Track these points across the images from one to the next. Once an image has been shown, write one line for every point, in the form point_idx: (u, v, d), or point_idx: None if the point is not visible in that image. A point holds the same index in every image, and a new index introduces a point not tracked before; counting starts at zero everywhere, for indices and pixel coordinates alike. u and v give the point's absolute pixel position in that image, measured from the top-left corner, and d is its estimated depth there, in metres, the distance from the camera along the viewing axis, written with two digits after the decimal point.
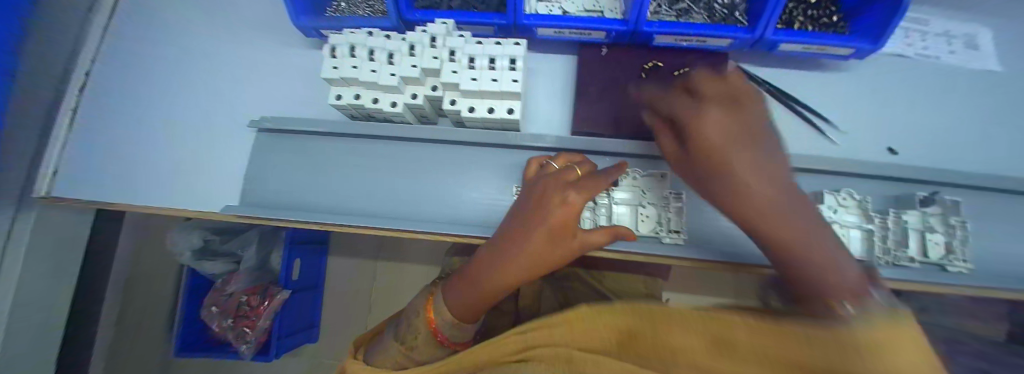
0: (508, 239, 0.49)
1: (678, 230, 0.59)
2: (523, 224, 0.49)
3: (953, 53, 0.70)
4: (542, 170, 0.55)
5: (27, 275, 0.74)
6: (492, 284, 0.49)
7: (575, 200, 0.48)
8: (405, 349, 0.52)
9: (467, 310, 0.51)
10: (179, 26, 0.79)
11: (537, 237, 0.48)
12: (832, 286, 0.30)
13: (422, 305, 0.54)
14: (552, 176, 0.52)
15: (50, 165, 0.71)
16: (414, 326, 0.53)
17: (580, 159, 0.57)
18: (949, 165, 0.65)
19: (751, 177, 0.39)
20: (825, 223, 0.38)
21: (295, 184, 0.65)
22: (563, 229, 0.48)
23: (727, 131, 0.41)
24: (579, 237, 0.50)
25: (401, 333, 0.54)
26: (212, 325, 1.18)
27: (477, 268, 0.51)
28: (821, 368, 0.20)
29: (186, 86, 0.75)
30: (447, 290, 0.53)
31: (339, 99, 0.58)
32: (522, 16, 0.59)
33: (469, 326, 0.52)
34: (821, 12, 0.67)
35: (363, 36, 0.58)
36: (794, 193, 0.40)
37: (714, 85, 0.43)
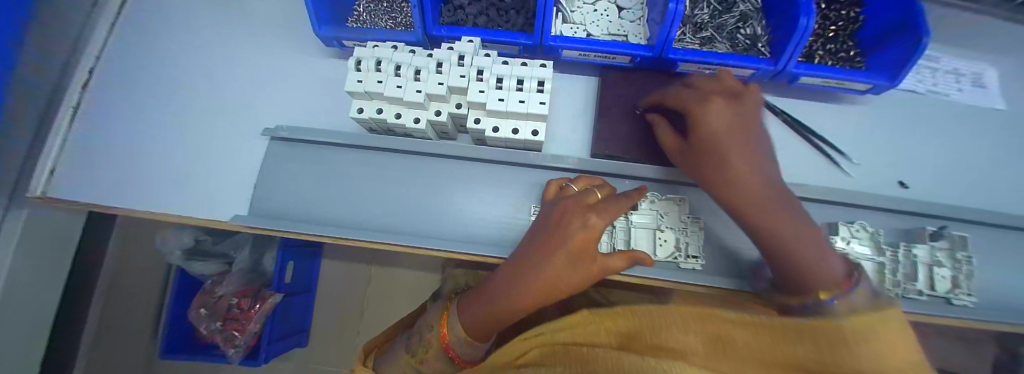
0: (523, 259, 0.45)
1: (696, 256, 0.58)
2: (538, 250, 0.43)
3: (962, 91, 0.74)
4: (561, 193, 0.50)
5: (17, 277, 0.70)
6: (504, 310, 0.45)
7: (595, 227, 0.41)
8: (415, 362, 0.50)
9: (478, 330, 0.48)
10: (188, 25, 0.78)
11: (553, 267, 0.42)
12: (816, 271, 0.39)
13: (437, 318, 0.51)
14: (572, 199, 0.46)
15: (47, 165, 0.67)
16: (426, 341, 0.50)
17: (599, 182, 0.53)
18: (955, 200, 0.67)
19: (746, 165, 0.43)
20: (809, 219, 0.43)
21: (307, 195, 0.63)
22: (581, 252, 0.42)
23: (728, 119, 0.45)
24: (600, 261, 0.43)
25: (412, 344, 0.51)
26: (201, 328, 1.14)
27: (489, 288, 0.47)
28: (809, 353, 0.28)
29: (193, 87, 0.73)
30: (461, 306, 0.50)
31: (361, 112, 0.57)
32: (549, 38, 0.59)
33: (480, 345, 0.50)
34: (840, 47, 0.69)
35: (389, 51, 0.57)
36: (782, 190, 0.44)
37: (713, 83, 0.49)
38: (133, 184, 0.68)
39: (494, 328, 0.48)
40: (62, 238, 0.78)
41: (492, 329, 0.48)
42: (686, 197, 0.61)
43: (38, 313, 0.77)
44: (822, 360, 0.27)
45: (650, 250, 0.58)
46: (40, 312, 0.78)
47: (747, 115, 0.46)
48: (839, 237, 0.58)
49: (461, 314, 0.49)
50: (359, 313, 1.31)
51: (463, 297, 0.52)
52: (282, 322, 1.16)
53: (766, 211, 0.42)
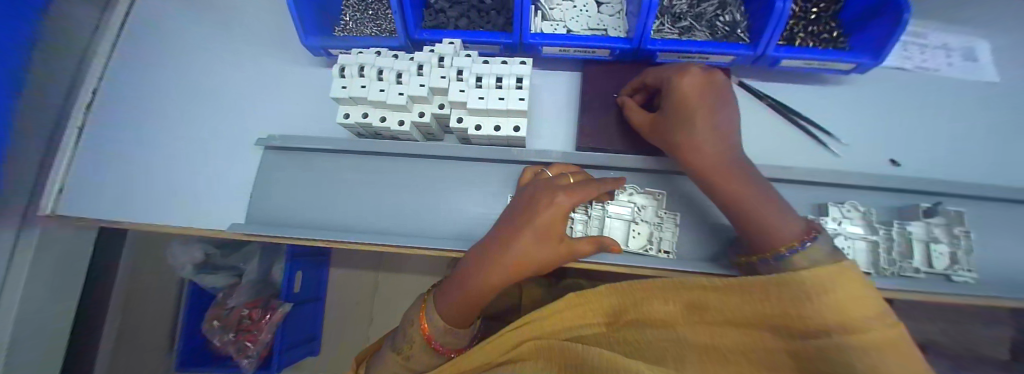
0: (497, 240, 0.49)
1: (668, 251, 0.58)
2: (510, 229, 0.48)
3: (952, 65, 0.74)
4: (536, 177, 0.55)
5: (32, 292, 0.74)
6: (482, 290, 0.49)
7: (561, 205, 0.47)
8: (402, 359, 0.52)
9: (456, 312, 0.50)
10: (186, 44, 0.81)
11: (524, 244, 0.47)
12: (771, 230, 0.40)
13: (416, 313, 0.54)
14: (546, 182, 0.52)
15: (56, 181, 0.70)
16: (408, 337, 0.52)
17: (574, 169, 0.58)
18: (951, 174, 0.66)
19: (707, 134, 0.44)
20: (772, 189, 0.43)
21: (301, 201, 0.65)
22: (552, 229, 0.47)
23: (699, 89, 0.45)
24: (567, 242, 0.50)
25: (397, 342, 0.54)
26: (213, 338, 1.16)
27: (463, 276, 0.50)
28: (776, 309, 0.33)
29: (191, 103, 0.76)
30: (439, 296, 0.53)
31: (348, 118, 0.59)
32: (528, 35, 0.60)
33: (462, 332, 0.52)
34: (822, 28, 0.69)
35: (372, 56, 0.59)
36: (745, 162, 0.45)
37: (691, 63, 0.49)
38: (138, 200, 0.71)
39: (474, 312, 0.51)
40: (74, 254, 0.82)
41: (470, 312, 0.51)
42: (665, 192, 0.60)
43: (54, 326, 0.81)
44: (784, 311, 0.33)
45: (623, 241, 0.59)
46: (55, 325, 0.81)
47: (718, 88, 0.46)
48: (829, 217, 0.58)
49: (439, 300, 0.52)
50: (364, 319, 1.33)
51: (438, 290, 0.54)
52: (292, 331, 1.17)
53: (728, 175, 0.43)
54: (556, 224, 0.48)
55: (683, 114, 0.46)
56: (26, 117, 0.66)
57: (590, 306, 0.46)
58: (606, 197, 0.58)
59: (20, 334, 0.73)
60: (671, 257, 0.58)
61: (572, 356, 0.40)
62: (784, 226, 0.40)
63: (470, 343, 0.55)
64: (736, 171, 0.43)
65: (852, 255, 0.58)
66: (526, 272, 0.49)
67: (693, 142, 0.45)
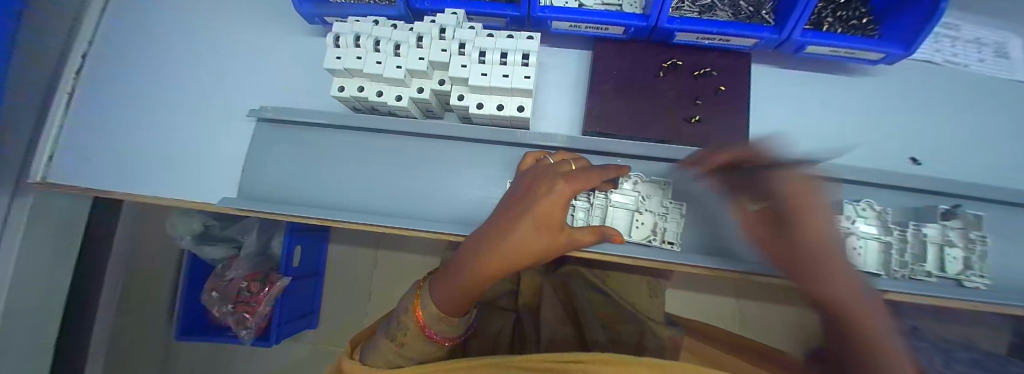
0: (492, 230, 0.48)
1: (672, 242, 0.56)
2: (505, 217, 0.47)
3: (984, 60, 0.70)
4: (538, 163, 0.53)
5: (24, 260, 0.73)
6: (480, 279, 0.47)
7: (559, 197, 0.45)
8: (396, 346, 0.50)
9: (455, 306, 0.50)
10: (174, 4, 0.76)
11: (521, 234, 0.45)
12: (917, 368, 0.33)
13: (411, 302, 0.53)
14: (544, 168, 0.50)
15: (44, 151, 0.67)
16: (403, 323, 0.51)
17: (576, 156, 0.55)
18: (974, 177, 0.63)
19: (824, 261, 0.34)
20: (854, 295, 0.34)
21: (295, 177, 0.62)
22: (549, 220, 0.45)
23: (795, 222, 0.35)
24: (567, 231, 0.48)
25: (391, 329, 0.52)
26: (213, 309, 1.17)
27: (455, 266, 0.49)
28: None
29: (180, 68, 0.73)
30: (434, 282, 0.52)
31: (342, 91, 0.56)
32: (537, 8, 0.56)
33: (457, 320, 0.51)
34: (851, 14, 0.64)
35: (369, 25, 0.55)
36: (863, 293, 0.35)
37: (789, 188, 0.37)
38: (133, 171, 0.68)
39: (466, 300, 0.50)
40: (68, 225, 0.81)
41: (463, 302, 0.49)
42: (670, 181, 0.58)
43: (49, 297, 0.81)
44: None
45: (626, 231, 0.57)
46: (50, 296, 0.81)
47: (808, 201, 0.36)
48: (846, 215, 0.55)
49: (436, 291, 0.50)
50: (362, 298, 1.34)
51: (433, 278, 0.53)
52: (291, 305, 1.18)
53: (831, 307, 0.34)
54: (556, 215, 0.45)
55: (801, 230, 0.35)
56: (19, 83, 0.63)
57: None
58: (609, 185, 0.56)
59: (13, 304, 0.73)
60: (674, 249, 0.55)
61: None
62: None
63: (465, 327, 0.53)
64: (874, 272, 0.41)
65: (863, 256, 0.56)
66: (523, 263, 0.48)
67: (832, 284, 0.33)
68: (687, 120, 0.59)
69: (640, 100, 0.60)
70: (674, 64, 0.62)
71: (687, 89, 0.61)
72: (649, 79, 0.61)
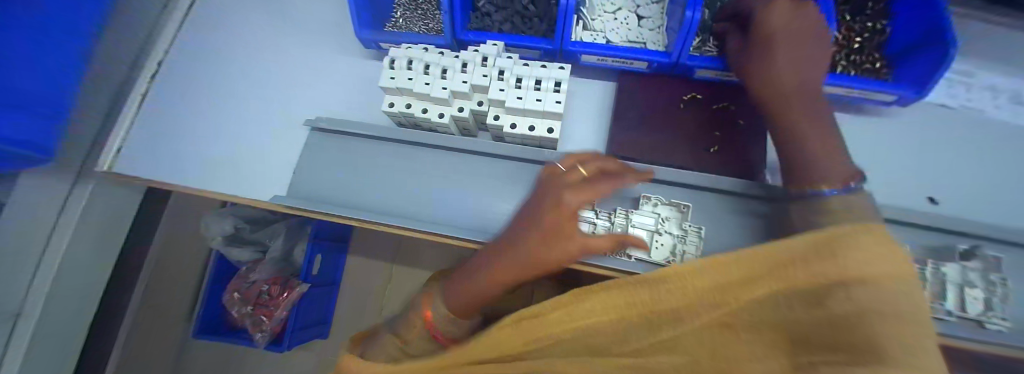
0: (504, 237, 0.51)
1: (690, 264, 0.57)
2: (516, 227, 0.49)
3: (1000, 107, 0.72)
4: (551, 170, 0.51)
5: (77, 242, 0.80)
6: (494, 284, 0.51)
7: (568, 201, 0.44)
8: (400, 342, 0.55)
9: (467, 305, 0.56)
10: (242, 23, 0.87)
11: (526, 246, 0.46)
12: (807, 146, 0.50)
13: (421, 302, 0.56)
14: (553, 177, 0.48)
15: (115, 144, 0.78)
16: (410, 323, 0.55)
17: (597, 156, 0.53)
18: (994, 220, 0.63)
19: (785, 64, 0.52)
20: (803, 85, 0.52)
21: (338, 183, 0.68)
22: (552, 233, 0.44)
23: (794, 59, 0.52)
24: (579, 239, 0.45)
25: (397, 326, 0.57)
26: (234, 310, 1.22)
27: (468, 267, 0.53)
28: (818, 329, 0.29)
29: (243, 79, 0.82)
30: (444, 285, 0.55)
31: (392, 107, 0.62)
32: (568, 43, 0.63)
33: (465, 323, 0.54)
34: (864, 59, 0.68)
35: (420, 51, 0.63)
36: (809, 86, 0.52)
37: (784, 14, 0.53)
38: (190, 167, 0.76)
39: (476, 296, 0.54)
40: (117, 213, 0.88)
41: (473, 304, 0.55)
42: (691, 205, 0.60)
43: (92, 276, 0.87)
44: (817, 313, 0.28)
45: (645, 251, 0.59)
46: (92, 276, 0.88)
47: (806, 22, 0.53)
48: None
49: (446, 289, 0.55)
50: (375, 307, 1.37)
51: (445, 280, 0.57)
52: (306, 312, 1.21)
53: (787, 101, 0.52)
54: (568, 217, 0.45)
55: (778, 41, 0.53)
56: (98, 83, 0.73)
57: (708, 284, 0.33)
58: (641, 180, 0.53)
59: (62, 280, 0.79)
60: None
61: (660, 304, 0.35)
62: (808, 147, 0.49)
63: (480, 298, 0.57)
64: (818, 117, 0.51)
65: None
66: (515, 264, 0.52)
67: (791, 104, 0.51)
68: (706, 150, 0.63)
69: (661, 128, 0.65)
70: (694, 97, 0.67)
71: (706, 121, 0.65)
72: (671, 109, 0.66)
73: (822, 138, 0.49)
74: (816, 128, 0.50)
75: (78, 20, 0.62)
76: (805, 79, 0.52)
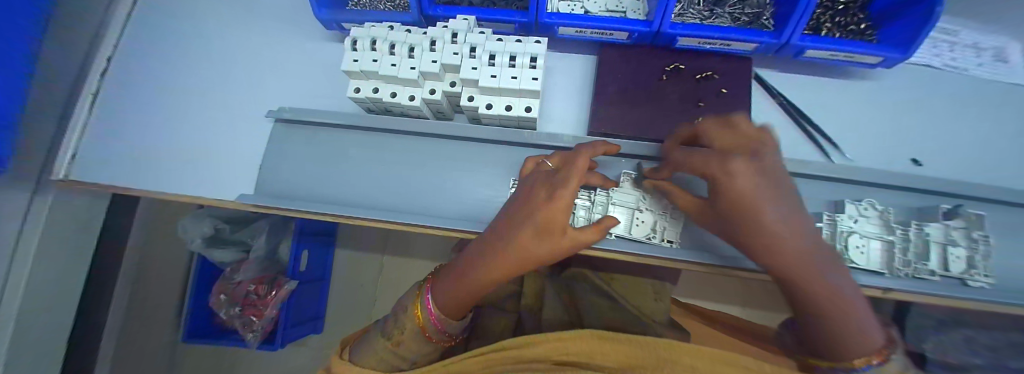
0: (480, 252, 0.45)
1: (670, 240, 0.57)
2: (496, 242, 0.44)
3: (983, 64, 0.71)
4: (546, 175, 0.46)
5: (42, 258, 0.74)
6: (458, 302, 0.46)
7: (557, 219, 0.39)
8: (391, 345, 0.47)
9: (453, 278, 0.46)
10: (196, 9, 0.80)
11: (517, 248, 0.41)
12: (839, 323, 0.35)
13: (412, 299, 0.49)
14: (549, 178, 0.43)
15: (68, 152, 0.70)
16: (399, 322, 0.48)
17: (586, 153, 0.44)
18: (978, 178, 0.63)
19: (779, 230, 0.35)
20: (815, 247, 0.36)
21: (309, 176, 0.64)
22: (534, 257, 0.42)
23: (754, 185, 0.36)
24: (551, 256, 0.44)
25: (389, 328, 0.48)
26: (221, 312, 1.15)
27: (456, 267, 0.47)
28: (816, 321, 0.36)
29: (201, 70, 0.75)
30: (447, 282, 0.47)
31: (358, 92, 0.58)
32: (544, 15, 0.59)
33: (457, 323, 0.48)
34: (849, 19, 0.66)
35: (384, 30, 0.58)
36: (799, 233, 0.36)
37: (726, 138, 0.43)
38: (159, 171, 0.69)
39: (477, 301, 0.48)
40: (83, 223, 0.82)
41: (451, 288, 0.46)
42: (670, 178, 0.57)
43: (64, 291, 0.82)
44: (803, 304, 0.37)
45: (625, 229, 0.57)
46: (65, 292, 0.82)
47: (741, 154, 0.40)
48: (846, 214, 0.56)
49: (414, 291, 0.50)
50: (368, 299, 1.34)
51: (436, 275, 0.50)
52: (297, 308, 1.16)
53: (801, 268, 0.35)
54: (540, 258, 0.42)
55: (759, 233, 0.37)
56: (46, 84, 0.65)
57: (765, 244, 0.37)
58: (530, 61, 0.56)
59: (31, 298, 0.74)
60: (672, 247, 0.56)
61: (761, 241, 0.37)
62: (842, 307, 0.35)
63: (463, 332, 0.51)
64: (783, 210, 0.36)
65: (866, 255, 0.56)
66: (472, 273, 0.44)
67: (779, 259, 0.36)
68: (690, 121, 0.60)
69: (643, 103, 0.62)
70: (677, 68, 0.64)
71: (690, 92, 0.62)
72: (654, 82, 0.63)
73: (841, 301, 0.35)
74: (842, 281, 0.36)
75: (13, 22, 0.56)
76: (808, 244, 0.36)
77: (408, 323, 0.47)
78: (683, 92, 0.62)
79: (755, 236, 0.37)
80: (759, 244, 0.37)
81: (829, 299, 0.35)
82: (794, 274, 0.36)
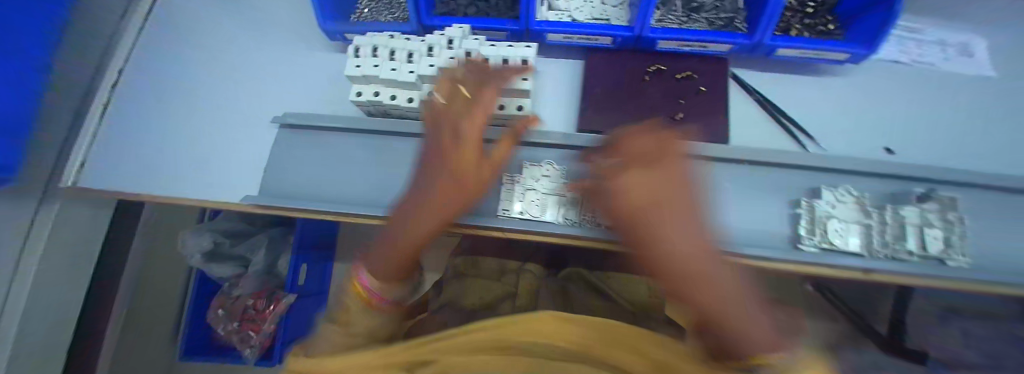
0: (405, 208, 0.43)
1: None
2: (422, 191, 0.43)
3: (948, 60, 0.76)
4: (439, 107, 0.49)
5: (45, 266, 0.75)
6: (391, 264, 0.41)
7: (469, 136, 0.44)
8: (331, 326, 0.45)
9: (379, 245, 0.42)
10: (205, 25, 0.84)
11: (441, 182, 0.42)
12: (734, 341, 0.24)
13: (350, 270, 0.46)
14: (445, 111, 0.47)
15: (78, 158, 0.73)
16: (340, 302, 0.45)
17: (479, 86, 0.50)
18: (951, 163, 0.66)
19: (662, 219, 0.26)
20: (707, 242, 0.26)
21: (312, 177, 0.67)
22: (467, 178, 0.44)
23: (638, 175, 0.29)
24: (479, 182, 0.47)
25: (331, 309, 0.47)
26: (219, 328, 1.15)
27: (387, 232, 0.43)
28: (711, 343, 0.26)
29: (207, 81, 0.79)
30: (380, 246, 0.43)
31: (360, 96, 0.62)
32: (533, 23, 0.64)
33: (400, 288, 0.43)
34: (817, 21, 0.71)
35: (385, 38, 0.63)
36: (687, 223, 0.27)
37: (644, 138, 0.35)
38: (165, 176, 0.72)
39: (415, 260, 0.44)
40: (87, 232, 0.84)
41: (380, 255, 0.42)
42: None
43: (65, 301, 0.83)
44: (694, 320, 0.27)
45: None
46: (65, 302, 0.83)
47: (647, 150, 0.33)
48: (823, 200, 0.58)
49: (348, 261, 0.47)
50: None
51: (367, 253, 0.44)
52: (296, 323, 1.15)
53: (689, 269, 0.25)
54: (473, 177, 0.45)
55: (638, 222, 0.27)
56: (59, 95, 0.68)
57: (644, 241, 0.28)
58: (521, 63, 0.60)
59: (32, 307, 0.74)
60: None
61: (641, 237, 0.27)
62: (741, 322, 0.24)
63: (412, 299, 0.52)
64: (660, 194, 0.28)
65: (847, 238, 0.58)
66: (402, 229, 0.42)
67: (662, 257, 0.26)
68: (672, 117, 0.64)
69: (628, 101, 0.66)
70: (658, 69, 0.68)
71: (671, 91, 0.67)
72: (637, 81, 0.67)
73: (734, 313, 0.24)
74: (732, 290, 0.25)
75: (31, 35, 0.60)
76: (698, 241, 0.26)
77: (344, 300, 0.43)
78: (665, 91, 0.66)
79: (634, 234, 0.28)
80: (638, 242, 0.28)
81: (712, 311, 0.24)
82: (685, 288, 0.26)
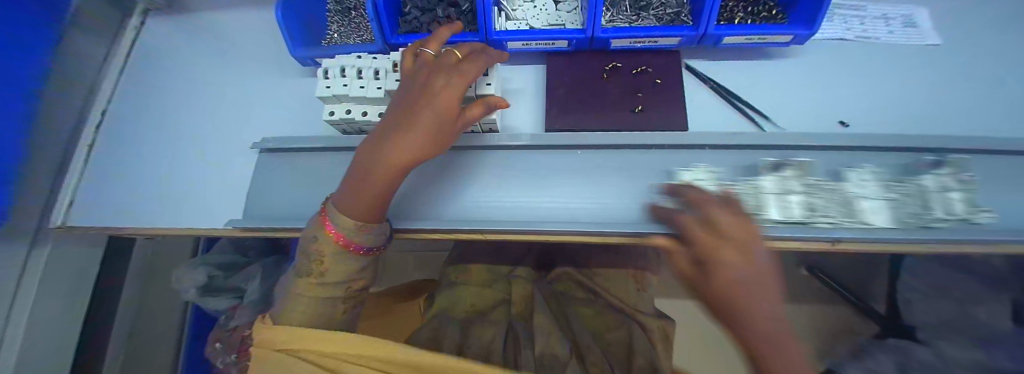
0: (367, 162, 0.47)
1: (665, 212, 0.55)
2: (383, 142, 0.46)
3: (893, 32, 0.80)
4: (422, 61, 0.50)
5: (37, 307, 0.76)
6: (353, 208, 0.48)
7: (444, 96, 0.44)
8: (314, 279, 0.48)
9: (346, 191, 0.49)
10: (183, 62, 0.88)
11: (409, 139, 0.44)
12: None
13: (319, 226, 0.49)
14: (435, 64, 0.48)
15: (66, 197, 0.75)
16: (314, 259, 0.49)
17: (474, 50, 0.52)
18: (905, 129, 0.69)
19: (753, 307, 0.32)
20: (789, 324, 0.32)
21: (292, 197, 0.69)
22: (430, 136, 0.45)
23: (745, 272, 0.34)
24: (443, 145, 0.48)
25: (302, 268, 0.49)
26: (218, 361, 1.08)
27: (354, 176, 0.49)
28: None
29: (188, 115, 0.82)
30: (343, 194, 0.49)
31: (332, 115, 0.64)
32: (491, 32, 0.67)
33: (374, 228, 0.51)
34: (760, 8, 0.75)
35: (352, 59, 0.66)
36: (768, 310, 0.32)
37: (731, 221, 0.38)
38: (150, 208, 0.74)
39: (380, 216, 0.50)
40: (78, 270, 0.85)
41: (346, 206, 0.48)
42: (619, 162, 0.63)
43: (56, 342, 0.83)
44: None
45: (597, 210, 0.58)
46: (56, 343, 0.83)
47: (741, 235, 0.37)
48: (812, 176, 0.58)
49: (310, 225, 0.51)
50: None
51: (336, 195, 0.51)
52: None
53: (770, 350, 0.30)
54: (434, 141, 0.46)
55: (728, 304, 0.33)
56: (44, 139, 0.71)
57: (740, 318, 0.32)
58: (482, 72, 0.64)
59: (24, 348, 0.75)
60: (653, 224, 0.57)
61: (729, 316, 0.34)
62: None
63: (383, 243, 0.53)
64: (748, 286, 0.33)
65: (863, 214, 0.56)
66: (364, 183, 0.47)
67: (749, 332, 0.32)
68: (632, 110, 0.67)
69: (589, 98, 0.69)
70: (616, 66, 0.72)
71: (630, 85, 0.70)
72: (596, 79, 0.71)
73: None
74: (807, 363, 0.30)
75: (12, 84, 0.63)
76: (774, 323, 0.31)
77: (323, 251, 0.48)
78: (623, 86, 0.70)
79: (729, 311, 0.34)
80: (739, 328, 0.33)
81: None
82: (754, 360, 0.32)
